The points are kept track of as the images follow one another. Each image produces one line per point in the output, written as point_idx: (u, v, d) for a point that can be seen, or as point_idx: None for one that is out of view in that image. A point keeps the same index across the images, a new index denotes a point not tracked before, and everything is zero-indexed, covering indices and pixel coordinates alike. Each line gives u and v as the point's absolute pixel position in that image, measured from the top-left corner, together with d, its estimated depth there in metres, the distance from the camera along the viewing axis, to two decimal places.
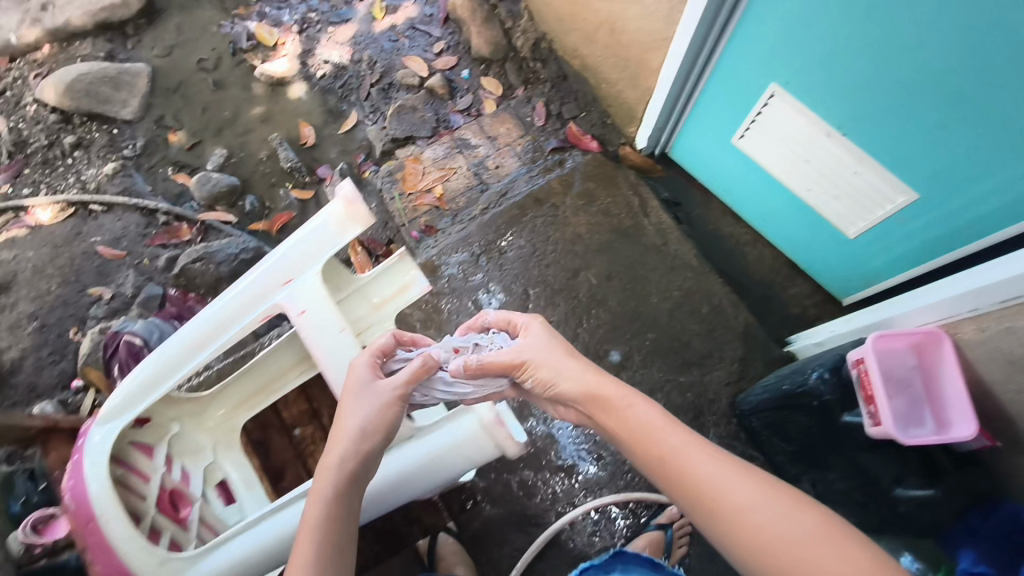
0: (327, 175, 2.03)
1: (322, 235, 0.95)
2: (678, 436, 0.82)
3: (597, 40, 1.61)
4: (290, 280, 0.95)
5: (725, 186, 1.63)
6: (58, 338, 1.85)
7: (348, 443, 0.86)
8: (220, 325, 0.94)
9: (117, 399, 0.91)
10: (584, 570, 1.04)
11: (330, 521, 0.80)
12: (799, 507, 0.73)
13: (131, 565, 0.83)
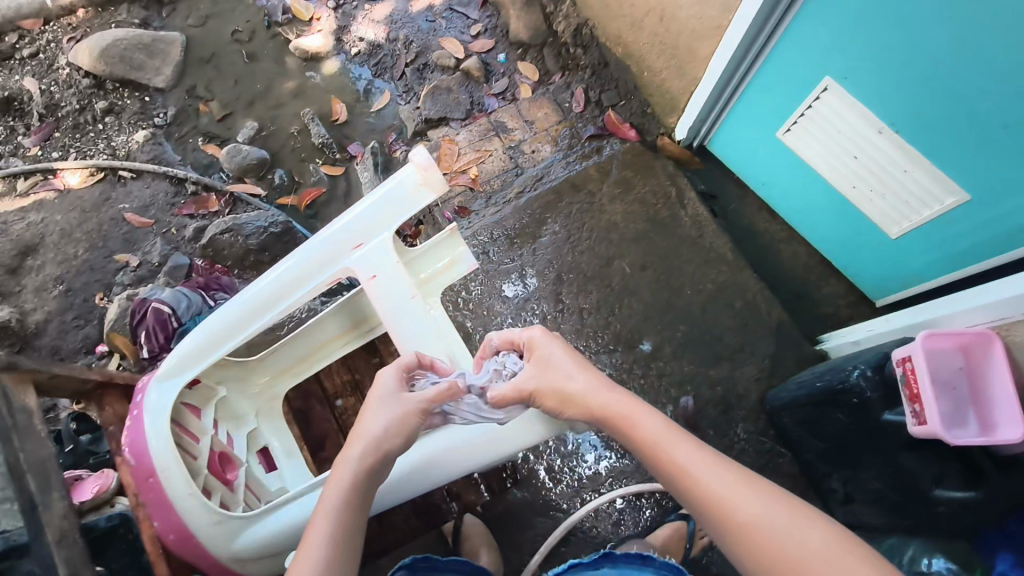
0: (358, 153, 2.02)
1: (394, 199, 0.93)
2: (687, 448, 0.78)
3: (643, 27, 1.61)
4: (361, 244, 0.94)
5: (762, 181, 1.62)
6: (83, 303, 1.84)
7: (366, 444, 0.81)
8: (284, 288, 0.93)
9: (177, 357, 0.90)
10: (571, 566, 0.98)
11: (342, 516, 0.74)
12: (810, 520, 0.69)
13: (187, 522, 0.85)
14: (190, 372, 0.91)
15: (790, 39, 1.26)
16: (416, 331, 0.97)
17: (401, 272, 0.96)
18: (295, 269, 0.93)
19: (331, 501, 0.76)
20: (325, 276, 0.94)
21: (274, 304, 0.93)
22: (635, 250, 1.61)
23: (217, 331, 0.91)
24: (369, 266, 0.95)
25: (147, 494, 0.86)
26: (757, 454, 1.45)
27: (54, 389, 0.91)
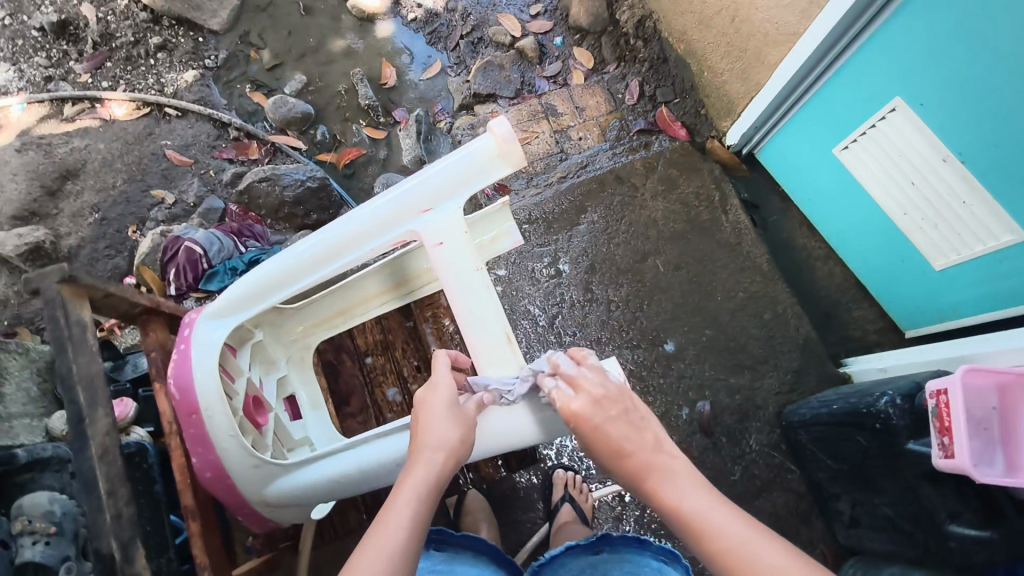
0: (403, 119, 2.01)
1: (467, 164, 0.82)
2: (733, 524, 0.67)
3: (711, 25, 1.58)
4: (427, 210, 0.84)
5: (807, 198, 1.59)
6: (116, 234, 1.85)
7: (433, 450, 0.76)
8: (338, 246, 0.86)
9: (227, 301, 0.89)
10: (569, 549, 1.00)
11: (409, 522, 0.69)
12: None
13: (224, 462, 0.86)
14: (236, 317, 0.89)
15: (865, 57, 1.23)
16: (476, 312, 0.84)
17: (467, 244, 0.85)
18: (352, 227, 0.85)
19: (398, 506, 0.71)
20: (382, 239, 0.86)
21: (326, 262, 0.87)
22: (671, 250, 1.59)
23: (264, 281, 0.88)
24: (433, 233, 0.85)
25: (189, 429, 0.86)
26: (767, 468, 1.44)
27: (105, 309, 0.92)
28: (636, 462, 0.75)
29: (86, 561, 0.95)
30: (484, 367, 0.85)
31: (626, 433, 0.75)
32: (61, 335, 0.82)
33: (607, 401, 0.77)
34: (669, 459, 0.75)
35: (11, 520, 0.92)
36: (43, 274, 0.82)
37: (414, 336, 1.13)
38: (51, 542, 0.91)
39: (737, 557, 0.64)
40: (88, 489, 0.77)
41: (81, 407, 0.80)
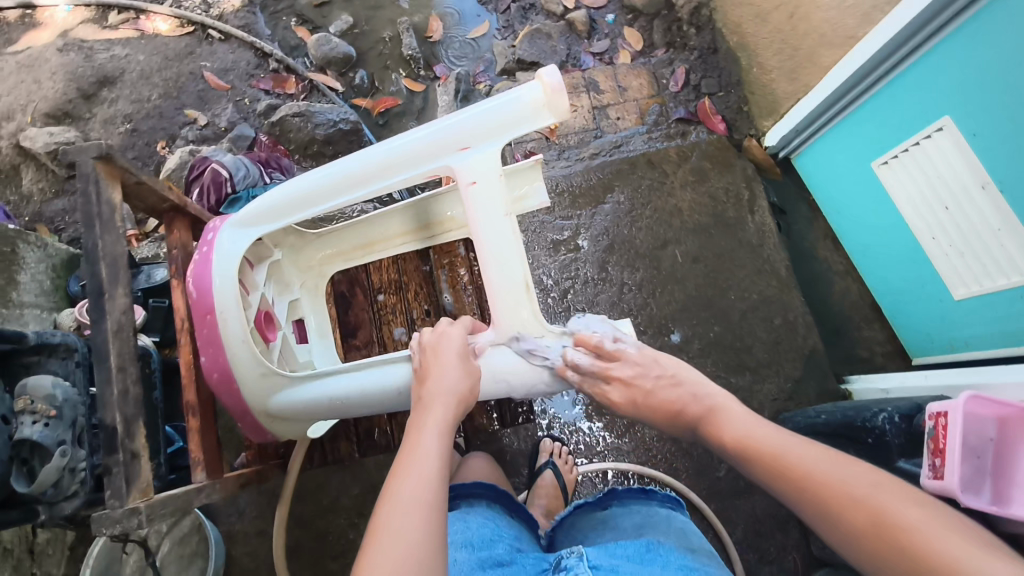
0: (443, 75, 2.00)
1: (510, 108, 0.82)
2: (772, 432, 0.80)
3: (768, 20, 1.56)
4: (465, 147, 0.84)
5: (837, 211, 1.58)
6: (145, 146, 1.86)
7: (443, 396, 0.82)
8: (371, 172, 0.86)
9: (251, 213, 0.89)
10: (579, 506, 1.06)
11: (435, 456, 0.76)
12: (899, 488, 0.67)
13: (233, 367, 0.87)
14: (259, 229, 0.90)
15: (917, 72, 1.21)
16: (500, 255, 0.84)
17: (501, 186, 0.84)
18: (385, 159, 0.85)
19: (422, 450, 0.76)
20: (415, 170, 0.86)
21: (357, 187, 0.87)
22: (691, 242, 1.59)
23: (292, 197, 0.88)
24: (467, 170, 0.84)
25: (202, 329, 0.88)
26: None
27: (134, 197, 0.93)
28: (689, 411, 0.91)
29: (81, 448, 0.97)
30: (502, 316, 0.85)
31: (666, 387, 0.92)
32: (90, 211, 0.83)
33: (639, 377, 0.93)
34: (719, 399, 0.89)
35: (14, 396, 0.94)
36: (80, 149, 0.82)
37: (428, 280, 1.09)
38: (50, 424, 0.92)
39: (775, 452, 0.77)
40: (99, 362, 0.78)
41: (101, 282, 0.81)
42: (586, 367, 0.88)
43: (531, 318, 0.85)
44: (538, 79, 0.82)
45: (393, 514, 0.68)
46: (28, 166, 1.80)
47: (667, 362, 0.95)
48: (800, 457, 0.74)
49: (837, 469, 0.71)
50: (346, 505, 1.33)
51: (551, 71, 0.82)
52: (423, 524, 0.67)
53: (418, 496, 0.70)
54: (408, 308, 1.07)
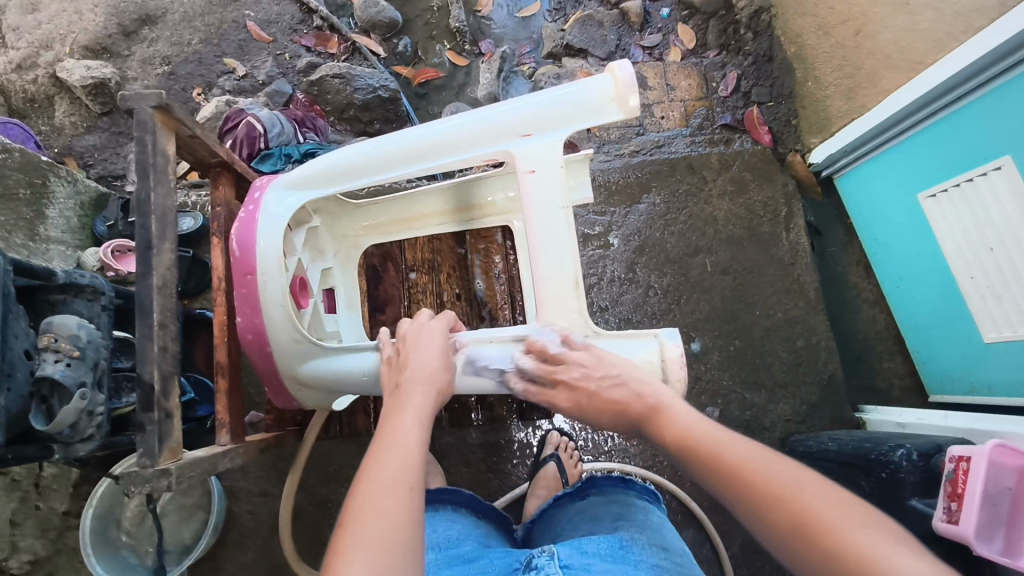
0: (488, 51, 1.96)
1: (579, 98, 0.80)
2: (712, 429, 0.74)
3: (831, 34, 1.52)
4: (527, 134, 0.82)
5: (875, 237, 1.54)
6: (181, 91, 1.84)
7: (424, 381, 0.80)
8: (427, 149, 0.85)
9: (301, 176, 0.88)
10: (559, 499, 1.08)
11: (417, 438, 0.72)
12: (829, 487, 0.63)
13: (267, 331, 0.86)
14: (306, 194, 0.89)
15: (978, 108, 1.16)
16: (551, 245, 0.82)
17: (560, 177, 0.82)
18: (441, 138, 0.84)
19: (400, 433, 0.72)
20: (472, 152, 0.84)
21: (411, 162, 0.85)
22: (723, 253, 1.56)
23: (343, 166, 0.87)
24: (528, 159, 0.82)
25: (240, 288, 0.87)
26: None
27: (183, 149, 0.91)
28: (633, 409, 0.80)
29: (99, 392, 0.97)
30: (548, 310, 0.83)
31: (613, 385, 0.81)
32: (144, 160, 0.81)
33: (589, 376, 0.82)
34: (664, 394, 0.79)
35: (37, 333, 0.93)
36: (139, 95, 0.81)
37: (462, 264, 1.08)
38: (72, 364, 0.92)
39: (711, 448, 0.71)
40: (142, 315, 0.78)
41: (150, 233, 0.80)
42: (535, 372, 0.84)
43: (576, 319, 0.84)
44: (610, 73, 0.80)
45: (369, 495, 0.64)
46: (62, 97, 1.78)
47: (614, 361, 0.82)
48: (742, 455, 0.69)
49: (779, 472, 0.65)
50: (351, 475, 1.34)
51: (625, 66, 0.80)
52: (405, 507, 0.63)
53: (398, 479, 0.66)
54: (437, 290, 1.06)
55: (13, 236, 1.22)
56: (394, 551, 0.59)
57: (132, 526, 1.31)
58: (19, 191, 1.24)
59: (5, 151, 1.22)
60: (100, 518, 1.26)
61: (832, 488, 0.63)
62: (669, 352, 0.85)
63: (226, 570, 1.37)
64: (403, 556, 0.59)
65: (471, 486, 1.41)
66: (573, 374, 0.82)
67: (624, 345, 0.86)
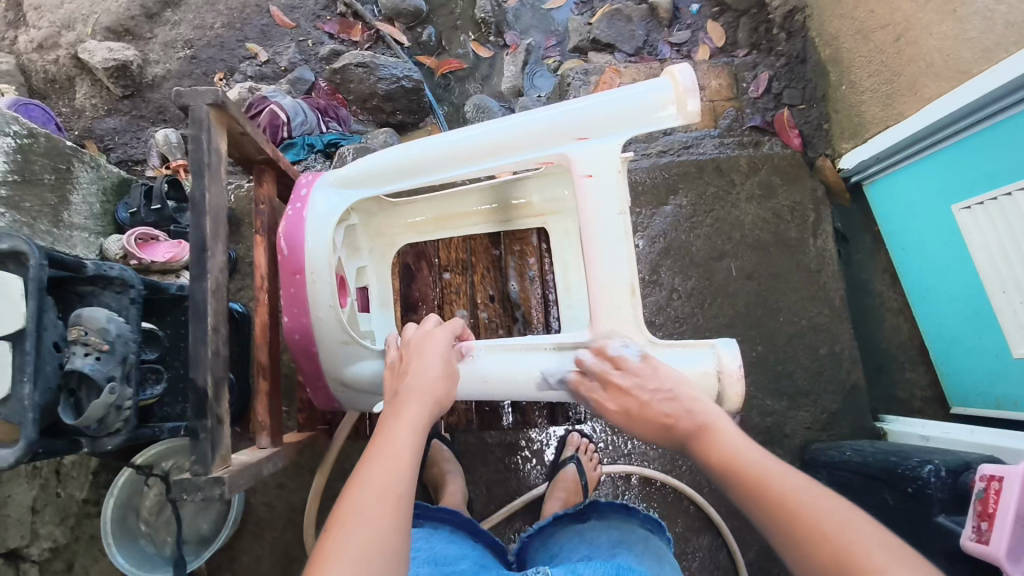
0: (514, 43, 1.93)
1: (637, 102, 0.80)
2: (759, 453, 0.71)
3: (870, 38, 1.48)
4: (584, 138, 0.82)
5: (903, 247, 1.51)
6: (203, 76, 1.82)
7: (422, 388, 0.79)
8: (478, 150, 0.84)
9: (351, 175, 0.90)
10: (557, 518, 1.06)
11: (410, 444, 0.72)
12: (880, 533, 0.59)
13: (316, 329, 0.89)
14: (355, 193, 0.90)
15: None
16: (608, 252, 0.83)
17: (619, 184, 0.83)
18: (494, 139, 0.84)
19: (393, 439, 0.72)
20: (525, 155, 0.84)
21: (462, 163, 0.86)
22: (747, 257, 1.54)
23: (391, 166, 0.88)
24: (586, 164, 0.83)
25: (289, 288, 0.89)
26: None
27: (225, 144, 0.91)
28: (679, 425, 0.77)
29: (127, 386, 0.96)
30: (603, 315, 0.85)
31: (665, 398, 0.79)
32: (200, 159, 0.82)
33: (640, 386, 0.81)
34: (713, 415, 0.76)
35: (67, 326, 0.92)
36: (195, 93, 0.82)
37: (497, 265, 1.07)
38: (101, 358, 0.91)
39: (757, 473, 0.68)
40: (197, 318, 0.79)
41: (204, 236, 0.81)
42: (591, 369, 0.84)
43: (631, 328, 0.85)
44: (670, 76, 0.80)
45: (353, 500, 0.63)
46: (83, 79, 1.76)
47: (670, 375, 0.80)
48: (789, 485, 0.65)
49: (832, 514, 0.61)
50: None
51: (685, 70, 0.79)
52: (389, 516, 0.63)
53: (388, 486, 0.65)
54: (471, 290, 1.06)
55: (38, 222, 1.20)
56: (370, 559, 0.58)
57: (150, 515, 1.32)
58: (44, 176, 1.23)
59: (32, 136, 1.21)
60: (120, 508, 1.25)
61: (885, 539, 0.59)
62: (726, 363, 0.85)
63: (243, 560, 1.37)
64: (382, 569, 0.59)
65: (489, 485, 1.41)
66: (624, 381, 0.81)
67: (683, 357, 0.85)
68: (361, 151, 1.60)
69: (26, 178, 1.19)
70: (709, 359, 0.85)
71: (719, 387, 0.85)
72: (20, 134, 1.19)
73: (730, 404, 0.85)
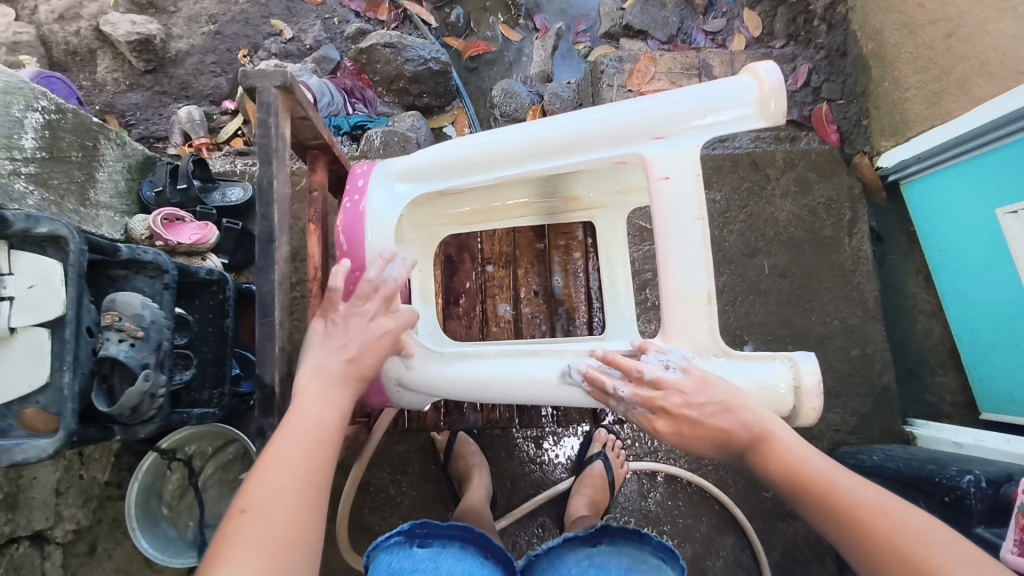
0: (543, 27, 1.91)
1: (718, 99, 0.77)
2: (826, 463, 0.73)
3: (918, 34, 1.41)
4: (660, 137, 0.79)
5: (938, 248, 1.47)
6: (226, 52, 1.77)
7: (342, 362, 0.77)
8: (545, 147, 0.82)
9: (413, 167, 0.89)
10: (567, 540, 0.90)
11: (332, 433, 0.73)
12: (957, 539, 0.62)
13: None
14: (414, 186, 0.90)
15: None
16: (685, 259, 0.80)
17: (696, 187, 0.79)
18: (564, 136, 0.82)
19: (313, 423, 0.72)
20: (595, 154, 0.82)
21: (526, 160, 0.84)
22: (781, 255, 1.51)
23: (455, 160, 0.87)
24: (662, 164, 0.80)
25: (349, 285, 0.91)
26: None
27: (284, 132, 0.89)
28: (738, 439, 0.74)
29: (161, 373, 0.94)
30: (674, 315, 0.81)
31: (715, 412, 0.74)
32: (268, 145, 0.81)
33: (689, 406, 0.74)
34: (770, 422, 0.74)
35: (101, 311, 0.90)
36: (263, 75, 0.81)
37: (541, 258, 1.08)
38: (136, 345, 0.89)
39: (831, 487, 0.70)
40: (264, 314, 0.79)
41: (272, 225, 0.81)
42: (632, 401, 0.76)
43: (707, 342, 0.80)
44: (755, 75, 0.77)
45: (267, 488, 0.65)
46: (105, 52, 1.72)
47: (719, 386, 0.75)
48: (864, 497, 0.68)
49: (906, 520, 0.65)
50: None
51: (771, 68, 0.77)
52: (304, 506, 0.65)
53: (299, 478, 0.67)
54: (512, 285, 1.07)
55: (65, 201, 1.17)
56: (284, 554, 0.61)
57: (172, 498, 1.31)
58: (71, 154, 1.20)
59: (60, 112, 1.18)
60: (144, 491, 1.24)
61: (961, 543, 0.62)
62: (806, 376, 0.79)
63: None
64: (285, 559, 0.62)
65: (513, 478, 1.40)
66: (674, 401, 0.74)
67: (753, 368, 0.79)
68: (388, 135, 1.57)
69: (53, 155, 1.16)
70: (784, 373, 0.79)
71: (794, 401, 0.79)
72: (48, 109, 1.15)
73: (805, 418, 0.80)
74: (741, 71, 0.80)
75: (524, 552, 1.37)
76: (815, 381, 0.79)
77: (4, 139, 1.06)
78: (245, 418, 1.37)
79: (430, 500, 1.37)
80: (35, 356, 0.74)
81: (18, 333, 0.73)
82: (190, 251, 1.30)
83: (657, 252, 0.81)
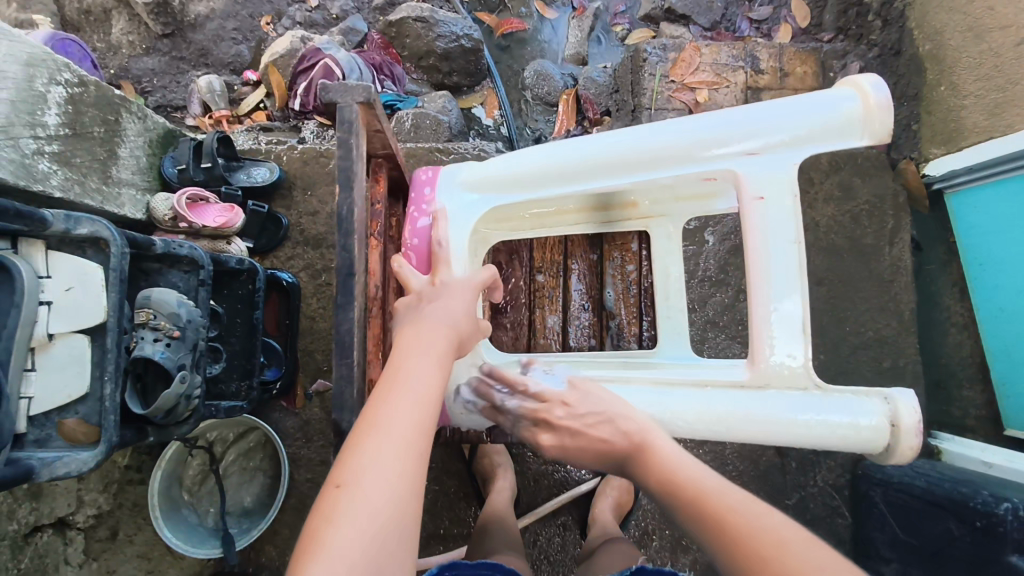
0: (580, 6, 1.85)
1: (822, 114, 0.74)
2: (710, 474, 0.66)
3: (985, 39, 1.31)
4: (756, 151, 0.77)
5: (978, 259, 1.39)
6: (249, 18, 1.70)
7: (436, 327, 0.71)
8: (633, 160, 0.80)
9: (489, 175, 0.86)
10: None
11: (432, 396, 0.65)
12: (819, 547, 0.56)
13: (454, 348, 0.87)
14: (484, 196, 0.87)
15: None
16: (777, 280, 0.77)
17: (794, 205, 0.77)
18: (657, 147, 0.79)
19: (409, 381, 0.65)
20: (687, 169, 0.79)
21: (614, 174, 0.81)
22: (820, 262, 1.49)
23: (538, 169, 0.84)
24: (759, 182, 0.77)
25: None
26: (822, 506, 1.43)
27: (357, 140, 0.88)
28: (617, 448, 0.71)
29: (197, 373, 0.89)
30: (766, 346, 0.77)
31: (596, 423, 0.72)
32: (348, 165, 0.80)
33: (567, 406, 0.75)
34: (649, 431, 0.71)
35: (137, 308, 0.85)
36: (344, 91, 0.82)
37: (595, 268, 1.10)
38: (172, 344, 0.84)
39: (701, 492, 0.63)
40: (340, 351, 0.77)
41: (351, 258, 0.79)
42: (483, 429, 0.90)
43: (800, 371, 0.76)
44: (859, 91, 0.74)
45: (361, 457, 0.58)
46: (121, 13, 1.64)
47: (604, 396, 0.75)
48: (738, 505, 0.61)
49: (774, 527, 0.58)
50: None
51: (876, 82, 0.74)
52: (408, 477, 0.58)
53: (401, 443, 0.60)
54: (562, 289, 1.09)
55: (88, 179, 1.11)
56: (384, 533, 0.54)
57: (192, 485, 1.28)
58: (94, 130, 1.13)
59: (82, 84, 1.11)
60: (166, 480, 1.22)
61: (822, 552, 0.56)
62: (903, 414, 0.75)
63: (285, 534, 1.33)
64: (395, 535, 0.55)
65: (536, 477, 1.39)
66: (556, 413, 0.74)
67: (838, 408, 0.75)
68: (420, 117, 1.52)
69: (76, 132, 1.09)
70: (880, 410, 0.75)
71: (890, 441, 0.75)
72: (70, 82, 1.08)
73: (901, 458, 0.76)
74: (841, 82, 0.77)
75: (544, 551, 1.36)
76: (914, 421, 0.75)
77: (27, 116, 0.99)
78: (269, 407, 1.34)
79: (453, 496, 1.36)
80: (75, 364, 0.71)
81: (57, 339, 0.70)
82: (215, 235, 1.25)
83: (748, 273, 0.79)
